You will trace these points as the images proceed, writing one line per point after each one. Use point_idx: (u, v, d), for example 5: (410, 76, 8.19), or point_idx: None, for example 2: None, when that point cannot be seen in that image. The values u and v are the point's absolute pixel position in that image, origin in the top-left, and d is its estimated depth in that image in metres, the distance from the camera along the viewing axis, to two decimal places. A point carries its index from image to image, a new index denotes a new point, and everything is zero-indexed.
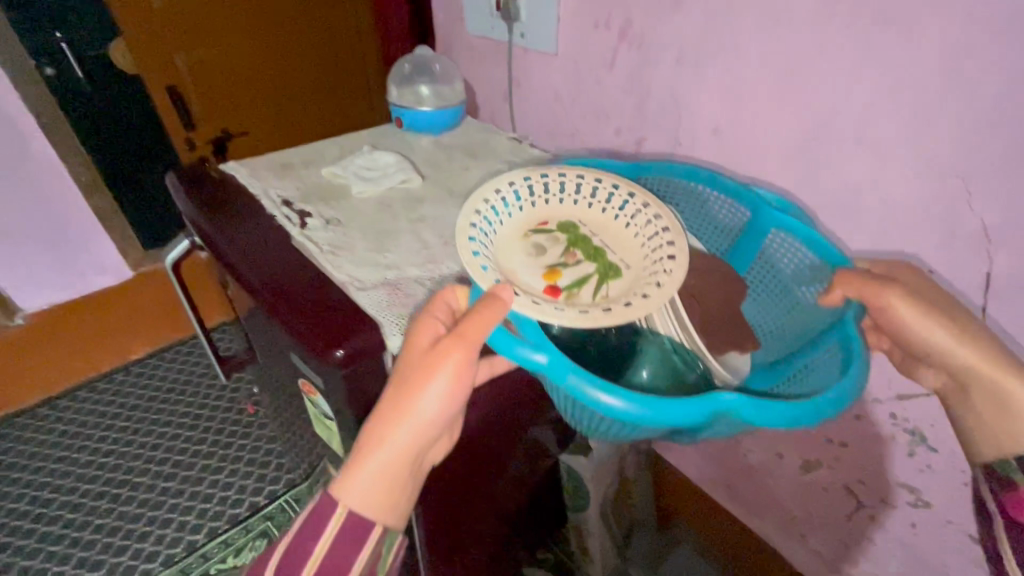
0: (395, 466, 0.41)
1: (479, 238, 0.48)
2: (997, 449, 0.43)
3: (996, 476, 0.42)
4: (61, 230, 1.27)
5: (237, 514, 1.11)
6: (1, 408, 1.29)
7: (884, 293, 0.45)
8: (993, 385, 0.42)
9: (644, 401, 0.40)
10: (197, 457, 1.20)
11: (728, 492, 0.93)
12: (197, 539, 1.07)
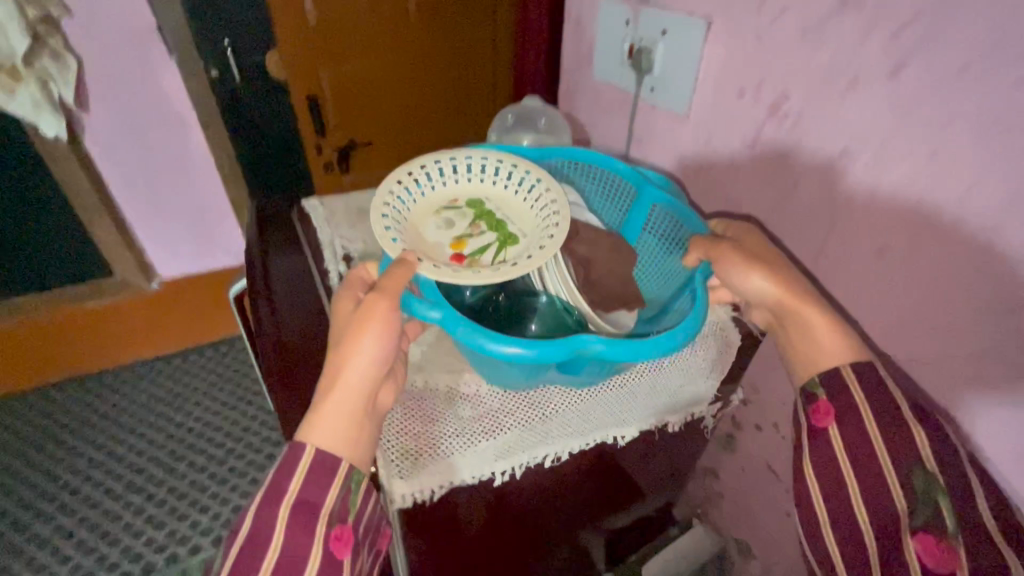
0: (347, 409, 0.40)
1: (390, 221, 0.46)
2: (808, 371, 0.50)
3: (809, 394, 0.50)
4: (201, 212, 1.41)
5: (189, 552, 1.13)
6: (111, 359, 1.47)
7: (724, 250, 0.51)
8: (819, 335, 0.49)
9: (535, 344, 0.41)
10: (194, 474, 1.25)
11: None
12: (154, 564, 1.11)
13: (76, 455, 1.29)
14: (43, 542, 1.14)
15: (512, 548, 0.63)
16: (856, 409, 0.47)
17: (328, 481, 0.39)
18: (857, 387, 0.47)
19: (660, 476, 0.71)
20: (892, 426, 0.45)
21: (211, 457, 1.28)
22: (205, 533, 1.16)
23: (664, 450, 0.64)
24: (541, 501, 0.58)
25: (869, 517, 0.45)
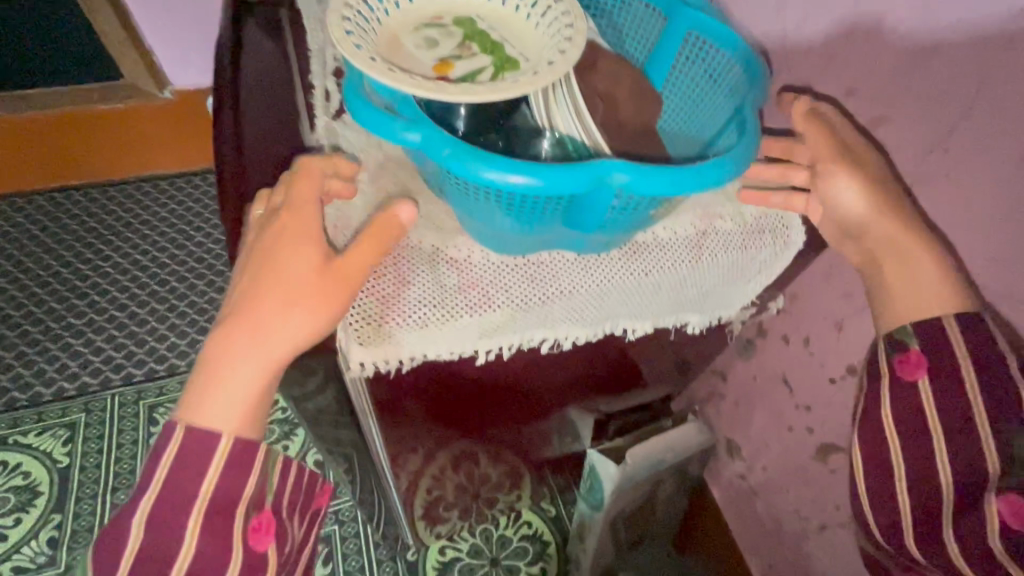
0: (256, 388, 0.40)
1: (355, 34, 0.36)
2: (901, 318, 0.45)
3: (893, 341, 0.45)
4: (213, 13, 1.25)
5: (133, 375, 1.18)
6: (113, 172, 1.42)
7: (845, 175, 0.44)
8: (927, 278, 0.44)
9: (540, 169, 0.34)
10: (156, 302, 1.27)
11: (767, 568, 0.76)
12: (107, 381, 1.17)
13: (101, 260, 1.32)
14: (79, 333, 1.22)
15: (495, 406, 0.62)
16: (956, 362, 0.43)
17: (244, 476, 0.42)
18: (960, 338, 0.43)
19: (664, 367, 0.67)
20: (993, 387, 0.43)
21: (175, 288, 1.28)
22: None
23: (674, 342, 0.59)
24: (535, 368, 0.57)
25: (953, 470, 0.43)
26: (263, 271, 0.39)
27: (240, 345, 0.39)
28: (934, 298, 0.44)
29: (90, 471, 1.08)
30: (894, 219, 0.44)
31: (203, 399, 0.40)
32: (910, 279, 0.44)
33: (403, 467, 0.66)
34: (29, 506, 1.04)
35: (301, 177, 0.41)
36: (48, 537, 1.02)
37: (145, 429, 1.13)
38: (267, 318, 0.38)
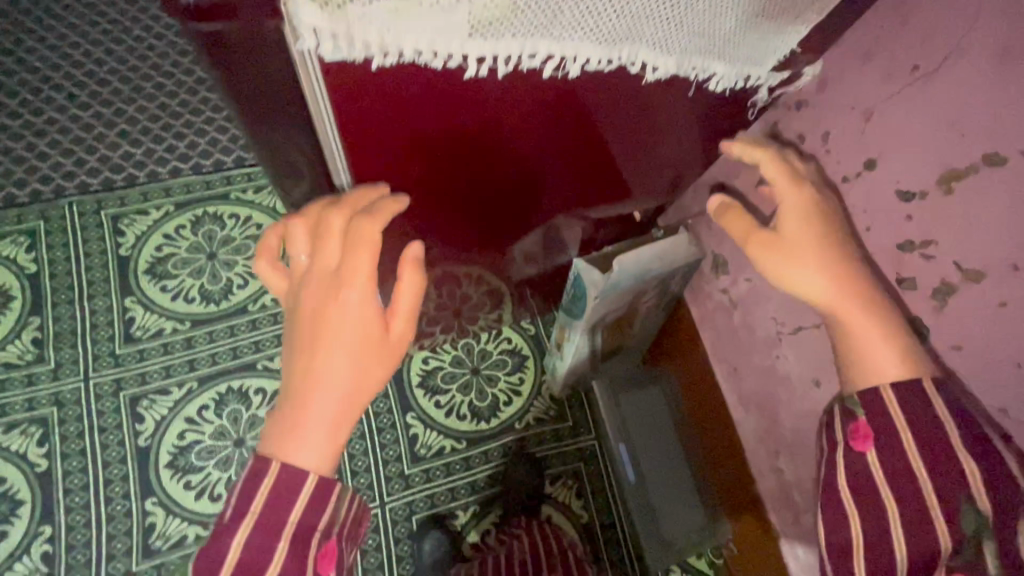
0: (336, 413, 0.45)
1: None
2: (862, 381, 0.47)
3: (844, 407, 0.48)
4: None
5: (88, 184, 1.09)
6: None
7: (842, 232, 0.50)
8: (893, 368, 0.46)
9: None
10: (100, 105, 1.13)
11: (730, 375, 0.79)
12: (60, 189, 1.08)
13: (26, 52, 1.14)
14: (16, 136, 1.10)
15: (490, 180, 0.55)
16: (896, 431, 0.45)
17: (321, 507, 0.46)
18: (899, 408, 0.45)
19: (662, 146, 0.60)
20: (930, 437, 0.45)
21: (121, 91, 1.14)
22: (186, 157, 1.13)
23: (691, 101, 0.51)
24: (539, 123, 0.47)
25: (910, 547, 0.44)
26: (341, 321, 0.44)
27: (332, 399, 0.45)
28: (893, 365, 0.46)
29: (59, 278, 1.05)
30: (866, 293, 0.47)
31: (294, 446, 0.45)
32: (872, 347, 0.47)
33: (385, 258, 0.63)
34: (4, 309, 1.02)
35: (340, 222, 0.45)
36: (32, 338, 1.01)
37: (112, 238, 1.08)
38: (354, 367, 0.45)
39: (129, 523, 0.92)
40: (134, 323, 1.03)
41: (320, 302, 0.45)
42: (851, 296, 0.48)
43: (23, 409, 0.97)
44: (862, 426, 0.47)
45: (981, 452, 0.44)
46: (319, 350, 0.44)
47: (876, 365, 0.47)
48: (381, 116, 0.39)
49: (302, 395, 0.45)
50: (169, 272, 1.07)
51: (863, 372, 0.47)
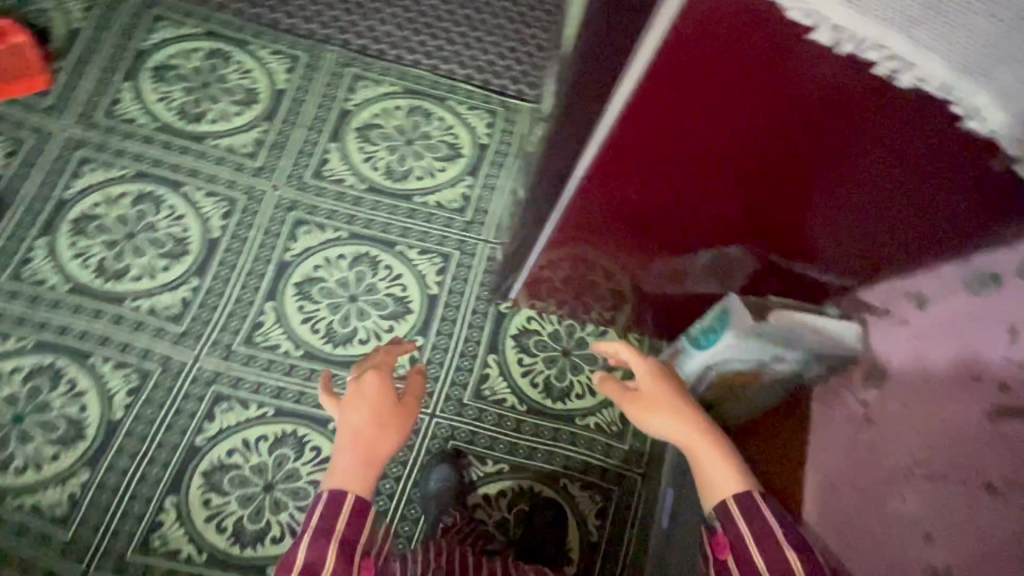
0: (368, 462, 0.67)
1: None
2: (715, 506, 0.61)
3: (713, 529, 0.61)
4: None
5: (350, 43, 1.26)
6: None
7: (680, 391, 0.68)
8: (720, 481, 0.61)
9: None
10: None
11: (820, 490, 0.72)
12: (330, 37, 1.26)
13: None
14: None
15: (703, 177, 0.60)
16: (743, 544, 0.57)
17: (362, 524, 0.64)
18: (741, 522, 0.58)
19: (868, 219, 0.61)
20: (764, 538, 0.56)
21: None
22: (431, 56, 1.27)
23: (935, 176, 0.51)
24: (783, 131, 0.51)
25: None
26: (370, 404, 0.71)
27: (365, 446, 0.68)
28: (726, 480, 0.61)
29: (295, 102, 1.21)
30: (700, 431, 0.64)
31: (340, 482, 0.66)
32: (708, 470, 0.62)
33: (574, 208, 0.70)
34: (248, 105, 1.21)
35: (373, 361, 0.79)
36: (258, 135, 1.18)
37: (345, 91, 1.23)
38: (376, 428, 0.70)
39: (247, 312, 1.06)
40: (326, 164, 1.18)
41: (355, 394, 0.73)
42: (697, 437, 0.64)
43: (223, 185, 1.14)
44: (715, 538, 0.60)
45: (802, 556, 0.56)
46: (353, 423, 0.70)
47: (726, 484, 0.61)
48: (685, 60, 0.45)
49: (346, 450, 0.68)
50: (371, 138, 1.20)
51: (711, 494, 0.61)
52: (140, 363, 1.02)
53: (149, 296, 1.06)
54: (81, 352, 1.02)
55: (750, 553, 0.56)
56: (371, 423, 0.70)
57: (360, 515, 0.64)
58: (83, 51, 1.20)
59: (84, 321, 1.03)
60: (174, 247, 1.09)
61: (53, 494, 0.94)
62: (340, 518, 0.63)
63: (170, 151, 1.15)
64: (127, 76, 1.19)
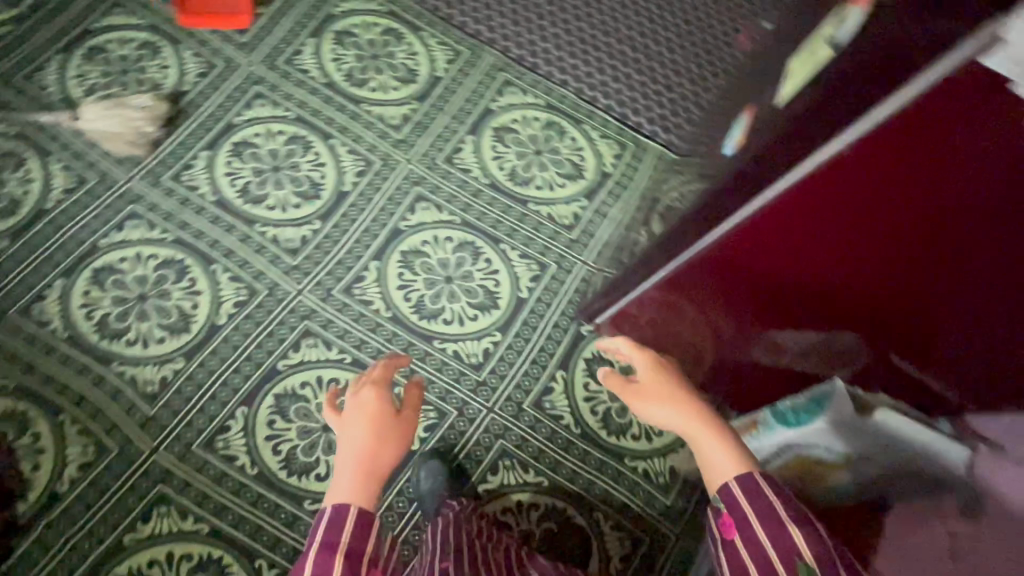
0: (372, 476, 0.73)
1: None
2: (711, 484, 0.65)
3: (716, 510, 0.63)
4: None
5: (510, 52, 1.35)
6: None
7: (680, 383, 0.78)
8: (712, 447, 0.67)
9: None
10: (561, 13, 1.38)
11: None
12: (493, 43, 1.35)
13: None
14: None
15: (813, 261, 0.65)
16: (742, 512, 0.60)
17: (367, 535, 0.68)
18: (736, 485, 0.62)
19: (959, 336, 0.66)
20: (762, 506, 0.60)
21: (580, 15, 1.39)
22: (580, 79, 1.33)
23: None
24: (901, 240, 0.59)
25: None
26: (371, 426, 0.79)
27: (367, 463, 0.74)
28: (721, 446, 0.67)
29: (447, 91, 1.30)
30: (697, 409, 0.72)
31: (343, 496, 0.70)
32: (703, 444, 0.68)
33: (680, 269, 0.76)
34: (406, 83, 1.30)
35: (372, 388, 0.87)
36: (408, 111, 1.27)
37: (494, 92, 1.31)
38: (377, 444, 0.77)
39: (353, 265, 1.14)
40: (459, 152, 1.25)
41: (356, 418, 0.81)
42: (695, 416, 0.71)
43: (366, 147, 1.23)
44: (721, 519, 0.62)
45: (797, 519, 0.59)
46: (351, 445, 0.77)
47: (719, 452, 0.66)
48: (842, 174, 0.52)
49: (345, 471, 0.73)
50: (506, 140, 1.27)
51: (714, 478, 0.65)
52: (253, 282, 1.11)
53: (276, 225, 1.15)
54: (208, 257, 1.12)
55: (756, 533, 0.58)
56: (371, 442, 0.77)
57: (365, 524, 0.68)
58: (283, 0, 1.33)
59: (218, 232, 1.14)
60: (309, 189, 1.19)
61: (149, 372, 1.04)
62: (345, 527, 0.67)
63: (329, 105, 1.26)
64: (313, 31, 1.32)
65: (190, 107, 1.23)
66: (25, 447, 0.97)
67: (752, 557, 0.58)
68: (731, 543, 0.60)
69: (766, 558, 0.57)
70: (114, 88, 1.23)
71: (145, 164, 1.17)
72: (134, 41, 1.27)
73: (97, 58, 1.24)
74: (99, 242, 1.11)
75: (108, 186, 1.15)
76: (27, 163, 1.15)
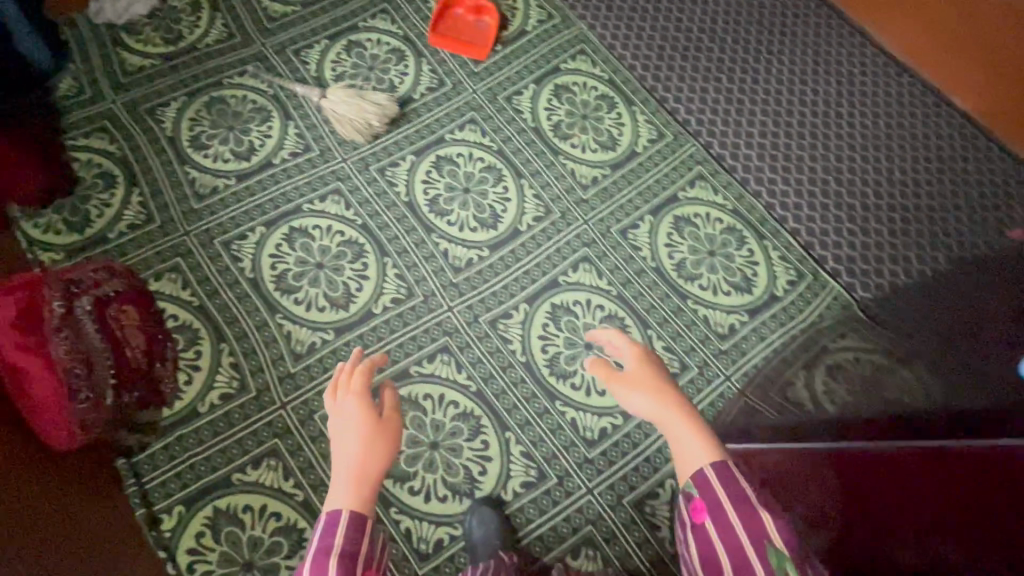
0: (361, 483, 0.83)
1: None
2: (684, 472, 0.74)
3: (688, 494, 0.73)
4: None
5: (713, 151, 1.36)
6: (899, 50, 1.46)
7: (653, 370, 0.87)
8: (687, 435, 0.77)
9: None
10: (774, 130, 1.38)
11: None
12: (699, 138, 1.37)
13: (781, 61, 1.46)
14: (722, 89, 1.42)
15: None
16: (716, 499, 0.70)
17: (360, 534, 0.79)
18: (711, 474, 0.71)
19: None
20: (733, 494, 0.69)
21: (793, 136, 1.38)
22: (774, 197, 1.31)
23: None
24: None
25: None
26: (356, 434, 0.88)
27: (358, 470, 0.84)
28: (696, 434, 0.77)
29: (641, 168, 1.33)
30: (672, 398, 0.82)
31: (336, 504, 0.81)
32: (679, 432, 0.78)
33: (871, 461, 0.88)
34: (605, 149, 1.35)
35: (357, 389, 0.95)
36: (600, 176, 1.31)
37: (686, 182, 1.32)
38: (365, 451, 0.86)
39: (505, 301, 1.18)
40: (636, 228, 1.26)
41: (340, 428, 0.90)
42: (670, 407, 0.81)
43: (551, 197, 1.28)
44: (693, 501, 0.72)
45: (762, 505, 0.69)
46: (339, 453, 0.87)
47: (695, 439, 0.76)
48: None
49: (339, 477, 0.84)
50: (684, 231, 1.27)
51: (689, 464, 0.74)
52: (414, 285, 1.18)
53: (450, 241, 1.22)
54: (383, 249, 1.21)
55: (727, 517, 0.68)
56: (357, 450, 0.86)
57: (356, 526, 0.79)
58: (521, 45, 1.44)
59: (399, 230, 1.22)
60: (489, 218, 1.25)
61: (303, 334, 1.12)
62: (338, 530, 0.78)
63: (531, 148, 1.33)
64: (537, 78, 1.41)
65: (413, 113, 1.35)
66: (186, 360, 1.08)
67: (722, 537, 0.68)
68: (701, 525, 0.70)
69: (735, 537, 0.67)
70: (358, 80, 1.38)
71: (361, 151, 1.30)
72: (387, 45, 1.42)
73: (353, 51, 1.41)
74: (302, 205, 1.23)
75: (326, 161, 1.28)
76: (271, 121, 1.32)
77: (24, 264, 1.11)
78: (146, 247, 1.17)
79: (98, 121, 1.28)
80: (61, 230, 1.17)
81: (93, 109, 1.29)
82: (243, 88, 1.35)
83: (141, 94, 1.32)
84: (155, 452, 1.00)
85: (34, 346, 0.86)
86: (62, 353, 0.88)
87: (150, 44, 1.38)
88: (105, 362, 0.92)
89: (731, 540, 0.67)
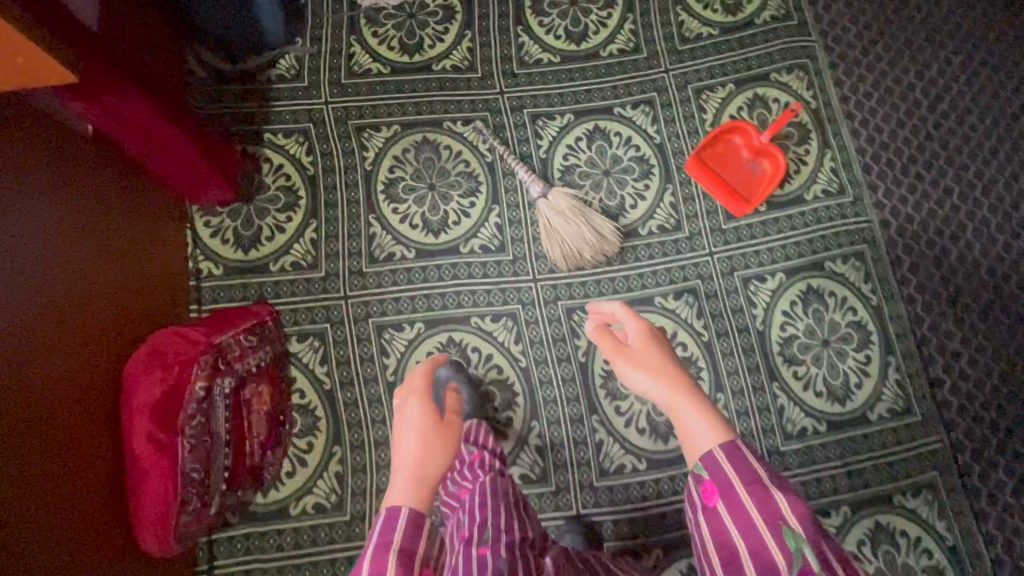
0: (424, 484, 0.74)
1: None
2: (692, 456, 0.74)
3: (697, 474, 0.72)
4: None
5: (961, 459, 1.06)
6: None
7: (662, 350, 0.85)
8: (690, 413, 0.76)
9: None
10: None
11: None
12: (953, 436, 1.07)
13: None
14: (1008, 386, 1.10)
15: None
16: (729, 482, 0.69)
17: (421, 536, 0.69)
18: (721, 455, 0.71)
19: None
20: (749, 477, 0.68)
21: None
22: (1010, 556, 1.03)
23: None
24: None
25: (778, 555, 0.63)
26: (409, 416, 0.81)
27: (418, 472, 0.75)
28: (702, 412, 0.76)
29: (864, 441, 1.06)
30: (673, 375, 0.80)
31: (398, 499, 0.72)
32: (678, 408, 0.77)
33: None
34: (832, 396, 1.08)
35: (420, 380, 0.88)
36: (810, 428, 1.06)
37: (909, 485, 1.05)
38: (425, 448, 0.77)
39: (641, 536, 1.00)
40: (824, 516, 1.03)
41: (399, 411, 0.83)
42: (673, 385, 0.79)
43: (743, 430, 1.06)
44: (706, 485, 0.71)
45: (776, 484, 0.68)
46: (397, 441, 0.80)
47: (702, 420, 0.75)
48: None
49: (398, 471, 0.75)
50: (878, 547, 1.02)
51: (695, 450, 0.74)
52: (551, 468, 1.03)
53: (609, 433, 1.04)
54: (536, 408, 1.05)
55: (735, 496, 0.68)
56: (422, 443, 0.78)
57: (419, 527, 0.70)
58: (790, 215, 1.15)
59: (561, 393, 1.05)
60: (664, 424, 1.05)
61: None
62: (399, 526, 0.69)
63: (745, 356, 1.09)
64: (791, 267, 1.13)
65: (631, 253, 1.12)
66: (296, 450, 0.99)
67: (735, 520, 0.67)
68: (715, 508, 0.70)
69: (748, 520, 0.66)
70: (587, 182, 1.15)
71: (556, 276, 1.10)
72: (635, 150, 1.17)
73: (595, 141, 1.17)
74: (471, 316, 1.07)
75: (515, 273, 1.09)
76: (475, 196, 1.13)
77: (183, 270, 1.03)
78: (301, 297, 1.05)
79: (303, 121, 1.13)
80: (228, 240, 1.06)
81: (303, 103, 1.14)
82: (462, 140, 1.15)
83: (355, 104, 1.15)
84: (235, 538, 0.95)
85: (163, 443, 0.78)
86: (187, 452, 0.81)
87: (385, 43, 1.19)
88: (222, 463, 0.85)
89: (744, 523, 0.66)
